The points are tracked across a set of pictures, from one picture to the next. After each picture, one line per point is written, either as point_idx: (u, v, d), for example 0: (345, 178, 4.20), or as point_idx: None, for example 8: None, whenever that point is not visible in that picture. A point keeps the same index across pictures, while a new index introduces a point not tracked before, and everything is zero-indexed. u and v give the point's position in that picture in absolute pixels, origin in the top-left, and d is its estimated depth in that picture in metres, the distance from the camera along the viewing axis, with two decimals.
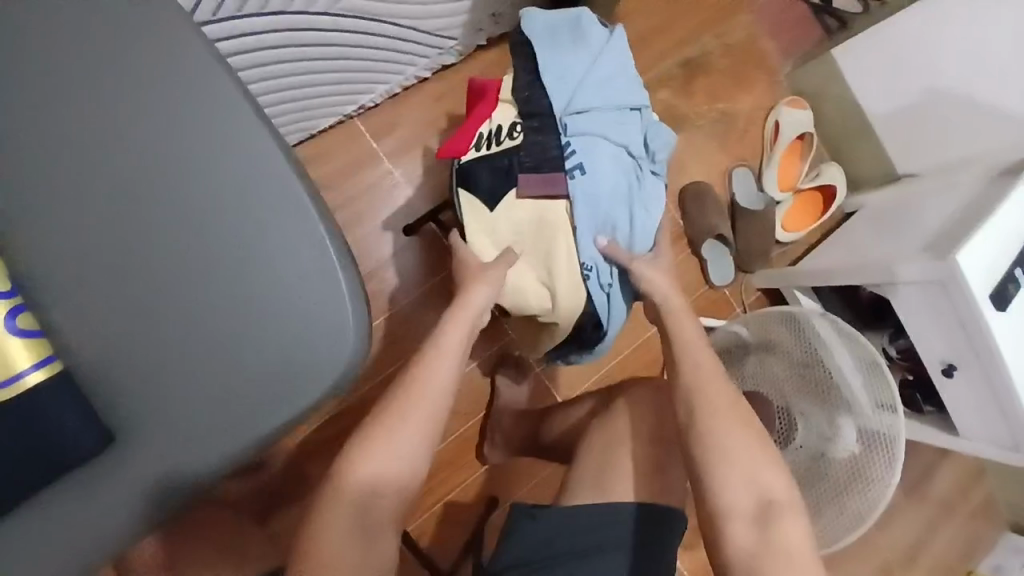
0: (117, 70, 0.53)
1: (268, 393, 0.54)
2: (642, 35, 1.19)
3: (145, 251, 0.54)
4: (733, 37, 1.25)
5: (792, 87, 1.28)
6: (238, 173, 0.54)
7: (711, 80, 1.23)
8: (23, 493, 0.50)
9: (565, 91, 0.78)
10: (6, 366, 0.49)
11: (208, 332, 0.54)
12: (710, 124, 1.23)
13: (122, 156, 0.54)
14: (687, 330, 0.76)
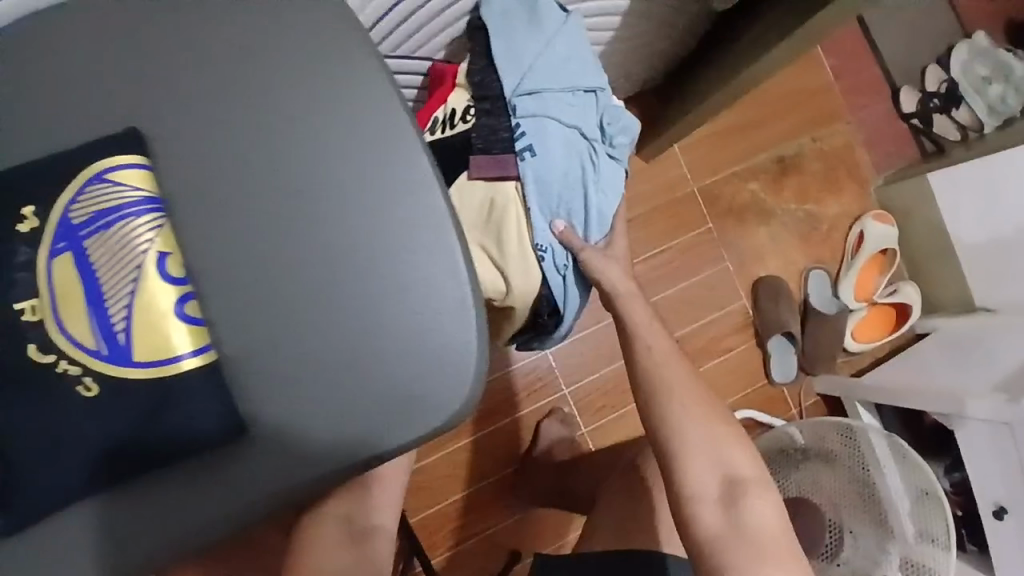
0: (263, 51, 0.49)
1: (373, 422, 0.47)
2: (738, 126, 1.19)
3: (269, 239, 0.47)
4: (830, 142, 1.23)
5: (881, 200, 1.26)
6: (378, 172, 0.48)
7: (801, 179, 1.23)
8: (129, 471, 0.45)
9: (516, 72, 0.69)
10: (165, 346, 0.45)
11: (318, 343, 0.47)
12: (793, 224, 1.23)
13: (268, 133, 0.48)
14: (637, 314, 0.74)
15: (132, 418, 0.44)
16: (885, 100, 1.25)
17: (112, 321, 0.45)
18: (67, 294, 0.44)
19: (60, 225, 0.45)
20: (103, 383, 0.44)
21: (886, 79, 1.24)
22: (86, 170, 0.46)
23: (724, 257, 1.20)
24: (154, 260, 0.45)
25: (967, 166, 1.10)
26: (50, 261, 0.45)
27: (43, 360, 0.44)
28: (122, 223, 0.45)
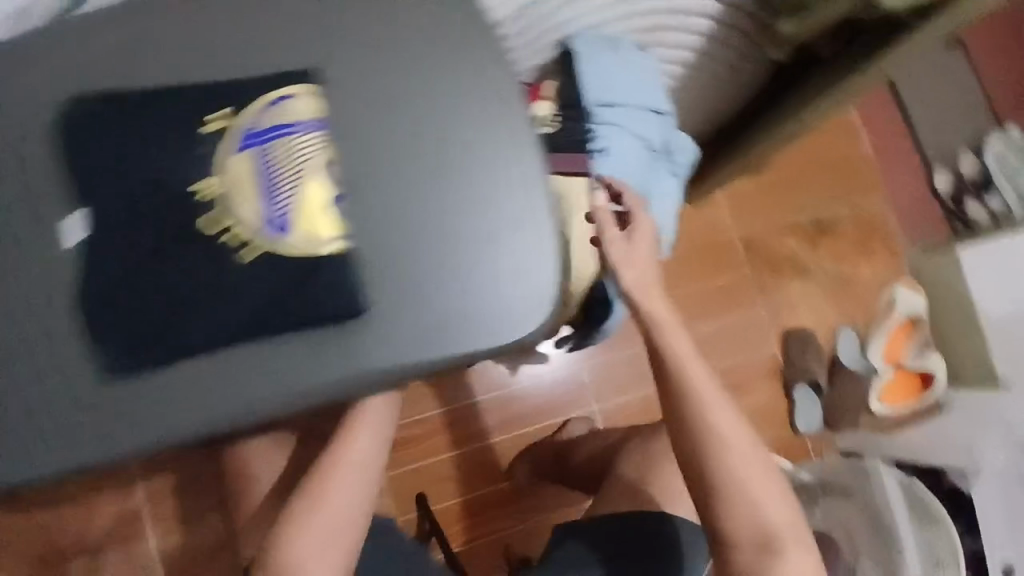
0: (399, 25, 0.60)
1: (460, 331, 0.58)
2: (782, 184, 1.29)
3: (395, 169, 0.58)
4: (865, 211, 1.32)
5: (912, 271, 1.32)
6: (489, 132, 0.60)
7: (835, 242, 1.31)
8: (266, 333, 0.56)
9: (599, 83, 0.81)
10: (316, 230, 0.56)
11: (426, 260, 0.58)
12: (827, 282, 1.31)
13: (400, 87, 0.60)
14: (677, 341, 0.66)
15: (275, 286, 0.56)
16: (918, 179, 1.35)
17: (277, 206, 0.56)
18: (243, 181, 0.56)
19: (243, 130, 0.57)
20: (262, 253, 0.56)
21: (921, 160, 1.35)
22: (268, 94, 0.58)
23: (757, 305, 1.28)
24: (316, 165, 0.57)
25: (996, 243, 1.15)
26: (232, 155, 0.56)
27: (216, 227, 0.56)
28: (291, 134, 0.57)
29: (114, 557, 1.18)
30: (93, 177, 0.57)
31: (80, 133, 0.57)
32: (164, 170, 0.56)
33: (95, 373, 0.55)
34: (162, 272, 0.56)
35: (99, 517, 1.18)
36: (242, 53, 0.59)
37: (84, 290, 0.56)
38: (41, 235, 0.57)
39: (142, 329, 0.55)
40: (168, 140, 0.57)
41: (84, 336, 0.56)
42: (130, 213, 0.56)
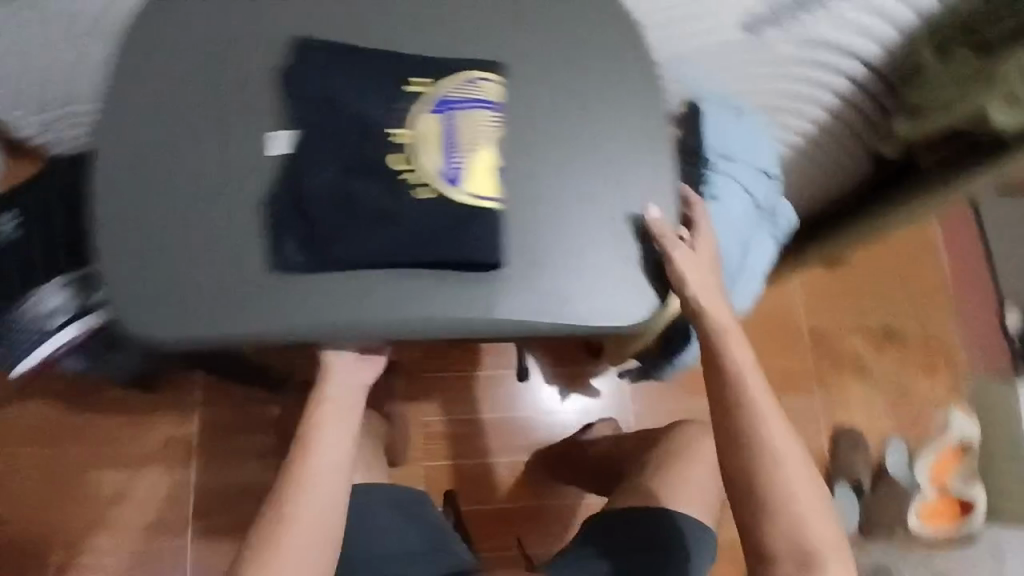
0: (569, 49, 0.74)
1: (581, 303, 0.70)
2: (857, 284, 1.31)
3: (555, 161, 0.72)
4: (935, 331, 1.32)
5: (969, 398, 1.31)
6: (637, 150, 0.74)
7: (902, 352, 1.31)
8: (422, 263, 0.68)
9: (721, 138, 0.91)
10: (483, 189, 0.69)
11: (565, 239, 0.71)
12: (886, 389, 1.30)
13: (565, 96, 0.73)
14: (741, 352, 0.72)
15: (432, 223, 0.68)
16: (994, 311, 1.35)
17: (457, 163, 0.69)
18: (429, 138, 0.69)
19: (437, 96, 0.70)
20: (436, 196, 0.69)
21: (997, 293, 1.34)
22: (463, 72, 0.71)
23: (813, 393, 1.28)
24: (491, 139, 0.70)
25: None
26: (425, 115, 0.69)
27: (401, 166, 0.69)
28: (478, 109, 0.70)
29: (152, 479, 1.24)
30: (304, 106, 0.70)
31: (303, 69, 0.70)
32: (364, 113, 0.69)
33: (267, 263, 0.68)
34: (342, 190, 0.68)
35: (150, 439, 1.25)
36: (441, 41, 0.73)
37: (276, 194, 0.69)
38: (253, 142, 0.70)
39: (312, 233, 0.67)
40: (372, 91, 0.70)
41: (265, 232, 0.68)
42: (329, 139, 0.69)
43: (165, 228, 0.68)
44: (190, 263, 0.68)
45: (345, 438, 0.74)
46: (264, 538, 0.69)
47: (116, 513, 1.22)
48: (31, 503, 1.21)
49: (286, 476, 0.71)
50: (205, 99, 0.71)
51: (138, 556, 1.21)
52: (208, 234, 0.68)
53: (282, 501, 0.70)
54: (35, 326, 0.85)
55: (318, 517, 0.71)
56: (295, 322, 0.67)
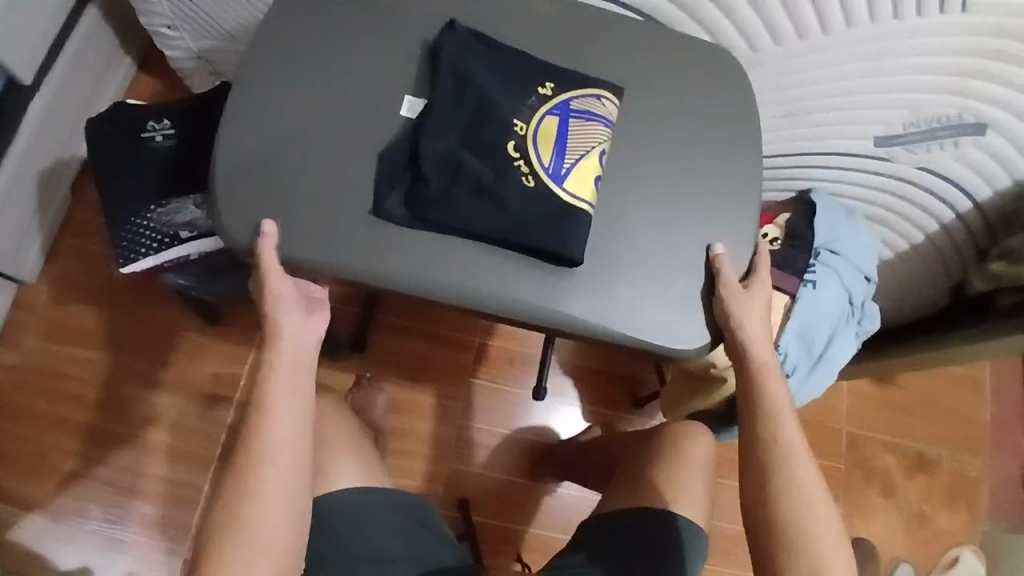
0: (693, 96, 0.79)
1: (655, 321, 0.73)
2: (897, 405, 1.37)
3: (653, 186, 0.76)
4: (963, 468, 1.36)
5: (984, 542, 1.33)
6: (726, 192, 0.78)
7: (930, 481, 1.34)
8: (515, 246, 0.70)
9: (832, 233, 0.96)
10: (580, 188, 0.72)
11: (646, 253, 0.75)
12: (908, 512, 1.33)
13: (680, 135, 0.78)
14: (776, 393, 0.74)
15: (533, 213, 0.70)
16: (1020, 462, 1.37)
17: (563, 161, 0.72)
18: (544, 135, 0.73)
19: (560, 102, 0.74)
20: (537, 184, 0.71)
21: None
22: (591, 88, 0.75)
23: (840, 499, 1.33)
24: (601, 150, 0.74)
25: None
26: (544, 115, 0.74)
27: (511, 154, 0.72)
28: (592, 119, 0.74)
29: (187, 409, 1.23)
30: (441, 81, 0.74)
31: (445, 48, 0.75)
32: (492, 98, 0.73)
33: (367, 207, 0.71)
34: (453, 159, 0.72)
35: (198, 371, 1.25)
36: (584, 59, 0.79)
37: (390, 148, 0.73)
38: (389, 102, 0.75)
39: (416, 189, 0.71)
40: (507, 83, 0.75)
41: (375, 178, 0.72)
42: (453, 114, 0.73)
43: (288, 152, 0.73)
44: (306, 191, 0.72)
45: (299, 414, 0.71)
46: (216, 537, 0.66)
47: (148, 434, 1.22)
48: (68, 400, 1.22)
49: (238, 464, 0.68)
50: (360, 52, 0.76)
51: (163, 482, 1.21)
52: (324, 168, 0.73)
53: (235, 495, 0.67)
54: (164, 232, 0.88)
55: (274, 505, 0.67)
56: (397, 273, 0.70)
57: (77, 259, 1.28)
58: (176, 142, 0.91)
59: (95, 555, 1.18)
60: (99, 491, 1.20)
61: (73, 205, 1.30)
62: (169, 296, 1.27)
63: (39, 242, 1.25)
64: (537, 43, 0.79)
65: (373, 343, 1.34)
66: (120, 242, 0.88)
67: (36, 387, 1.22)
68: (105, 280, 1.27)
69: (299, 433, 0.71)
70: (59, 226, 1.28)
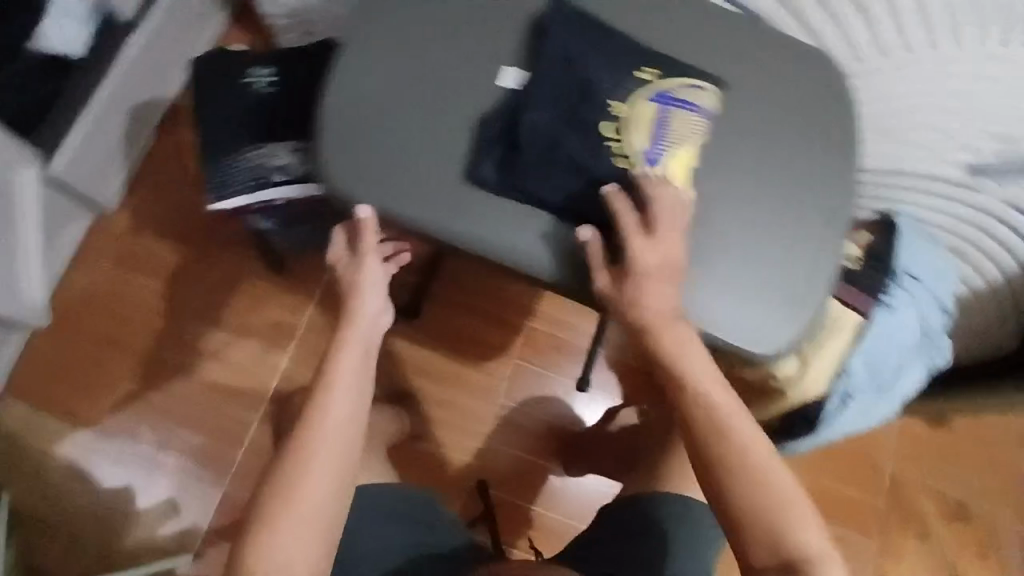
0: (800, 97, 0.76)
1: (732, 323, 0.72)
2: (944, 448, 1.34)
3: (748, 183, 0.73)
4: (1003, 522, 1.32)
5: None
6: (822, 198, 0.74)
7: (965, 530, 1.31)
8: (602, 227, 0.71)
9: (914, 257, 0.92)
10: (674, 178, 0.70)
11: (732, 250, 0.72)
12: (939, 558, 1.30)
13: (782, 133, 0.75)
14: (700, 366, 0.67)
15: (623, 194, 0.70)
16: None
17: (659, 148, 0.71)
18: (641, 121, 0.72)
19: (660, 88, 0.73)
20: (630, 168, 0.70)
21: None
22: (692, 77, 0.74)
23: (870, 532, 1.31)
24: (696, 142, 0.72)
25: None
26: (644, 101, 0.72)
27: (606, 135, 0.71)
28: (691, 110, 0.72)
29: (239, 351, 1.27)
30: (546, 56, 0.73)
31: (554, 21, 0.74)
32: (596, 78, 0.73)
33: (460, 171, 0.73)
34: (552, 132, 0.71)
35: (256, 317, 1.28)
36: (692, 50, 0.76)
37: (490, 115, 0.73)
38: (490, 71, 0.75)
39: (511, 157, 0.71)
40: (613, 65, 0.73)
41: (471, 143, 0.73)
42: (555, 87, 0.72)
43: (389, 108, 0.75)
44: (403, 146, 0.74)
45: (360, 394, 0.74)
46: (267, 505, 0.68)
47: (202, 369, 1.26)
48: (131, 328, 1.27)
49: (295, 438, 0.71)
50: (469, 20, 0.77)
51: (210, 418, 1.25)
52: (423, 127, 0.74)
53: (283, 471, 0.69)
54: (256, 175, 0.90)
55: (326, 478, 0.69)
56: (482, 239, 0.71)
57: (155, 192, 1.32)
58: (278, 89, 0.92)
59: (139, 476, 1.22)
60: (149, 417, 1.24)
61: (156, 141, 1.34)
62: (237, 240, 1.30)
63: (122, 172, 1.29)
64: (648, 28, 0.77)
65: (426, 312, 1.36)
66: (214, 179, 0.91)
67: (101, 310, 1.27)
68: (177, 217, 1.31)
69: (356, 413, 0.73)
70: (142, 159, 1.32)
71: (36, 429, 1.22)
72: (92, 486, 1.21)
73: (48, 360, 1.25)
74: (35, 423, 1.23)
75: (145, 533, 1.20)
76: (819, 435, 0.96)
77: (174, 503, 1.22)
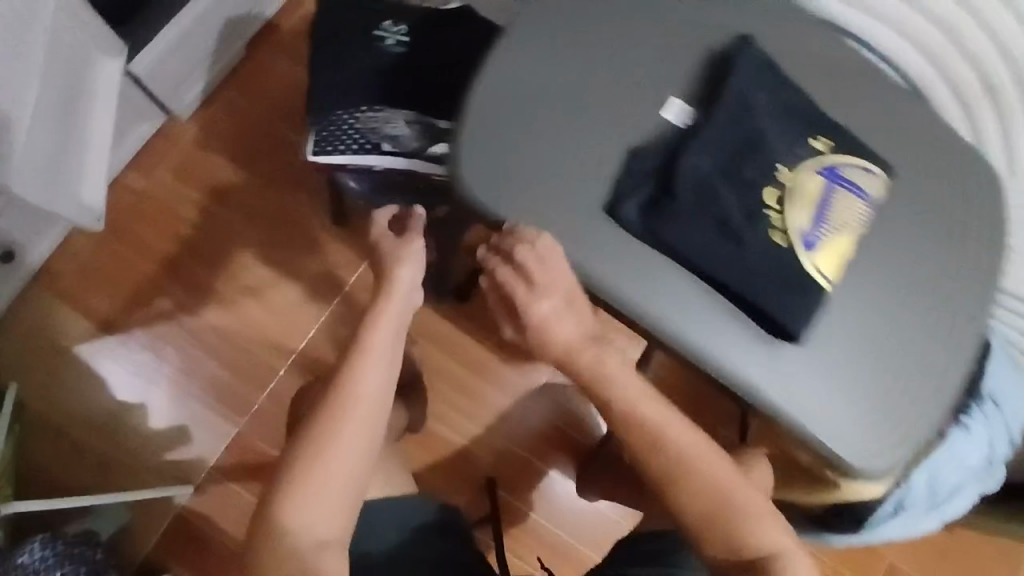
0: (958, 204, 0.73)
1: (842, 429, 0.66)
2: None
3: (890, 284, 0.69)
4: None
5: None
6: (960, 316, 0.71)
7: None
8: (737, 295, 0.66)
9: (999, 383, 0.90)
10: (829, 265, 0.67)
11: (857, 351, 0.68)
12: None
13: (934, 239, 0.71)
14: (622, 379, 0.65)
15: (770, 268, 0.65)
16: None
17: (820, 230, 0.67)
18: (806, 196, 0.68)
19: (830, 163, 0.69)
20: (785, 243, 0.66)
21: None
22: (863, 159, 0.70)
23: None
24: (857, 230, 0.68)
25: None
26: (811, 173, 0.68)
27: (765, 202, 0.67)
28: (857, 196, 0.69)
29: (284, 294, 1.23)
30: (723, 99, 0.68)
31: (737, 62, 0.69)
32: (768, 134, 0.68)
33: (601, 201, 0.68)
34: (710, 184, 0.66)
35: (307, 262, 1.24)
36: (861, 129, 0.73)
37: (645, 149, 0.69)
38: (654, 99, 0.70)
39: (660, 201, 0.66)
40: (785, 126, 0.69)
41: (618, 173, 0.69)
42: (725, 135, 0.67)
43: (541, 113, 0.69)
44: (546, 159, 0.69)
45: (387, 371, 0.73)
46: (290, 475, 0.66)
47: (241, 302, 1.22)
48: (176, 242, 1.22)
49: (321, 409, 0.70)
50: (643, 38, 0.72)
51: (240, 354, 1.21)
52: (572, 141, 0.69)
53: (306, 439, 0.68)
54: (366, 138, 0.85)
55: (348, 450, 0.68)
56: (605, 277, 0.66)
57: (230, 109, 1.26)
58: (410, 50, 0.87)
59: (155, 396, 1.18)
60: (177, 338, 1.20)
61: (243, 57, 1.27)
62: (303, 180, 1.25)
63: (203, 81, 1.22)
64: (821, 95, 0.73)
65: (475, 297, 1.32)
66: (319, 130, 0.86)
67: (150, 217, 1.22)
68: (249, 141, 1.25)
69: (384, 390, 0.72)
70: (225, 72, 1.26)
71: (61, 326, 1.18)
72: (107, 395, 1.17)
73: (87, 256, 1.20)
74: (62, 319, 1.18)
75: (151, 454, 1.17)
76: (857, 535, 0.95)
77: (186, 430, 1.18)
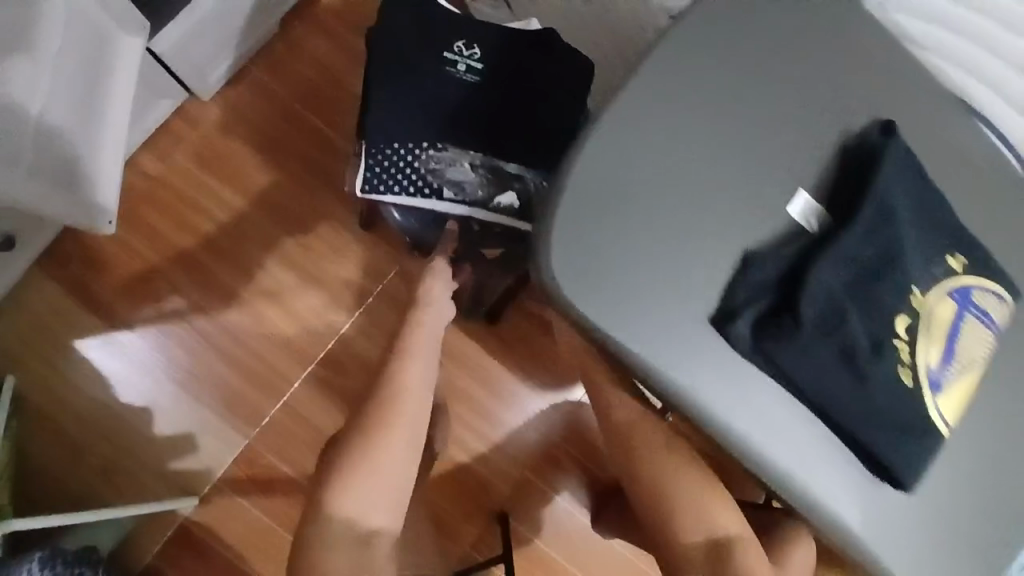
0: None
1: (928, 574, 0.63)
2: None
3: (988, 420, 0.66)
4: None
5: None
6: None
7: None
8: (849, 434, 0.60)
9: None
10: (950, 409, 0.62)
11: (951, 491, 0.65)
12: None
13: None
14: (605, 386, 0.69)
15: (893, 410, 0.59)
16: None
17: (946, 370, 0.61)
18: (937, 326, 0.61)
19: (964, 286, 0.63)
20: (913, 382, 0.60)
21: None
22: (993, 282, 0.64)
23: None
24: (979, 367, 0.63)
25: None
26: (946, 297, 0.62)
27: (897, 333, 0.60)
28: (984, 325, 0.63)
29: (303, 299, 1.14)
30: (863, 206, 0.60)
31: (879, 163, 0.61)
32: (907, 250, 0.60)
33: (708, 310, 0.60)
34: (842, 305, 0.58)
35: (333, 268, 1.15)
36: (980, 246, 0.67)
37: (765, 250, 0.61)
38: (772, 193, 0.62)
39: (781, 317, 0.58)
40: (920, 240, 0.62)
41: (732, 274, 0.60)
42: (863, 246, 0.59)
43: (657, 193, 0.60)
44: (656, 250, 0.59)
45: (432, 376, 0.70)
46: (345, 462, 0.60)
47: (259, 304, 1.13)
48: (193, 235, 1.13)
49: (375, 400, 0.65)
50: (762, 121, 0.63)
51: (254, 360, 1.13)
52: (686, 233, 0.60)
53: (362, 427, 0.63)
54: (428, 179, 0.76)
55: (403, 448, 0.63)
56: (714, 399, 0.58)
57: (260, 92, 1.15)
58: (487, 84, 0.79)
59: (161, 397, 1.11)
60: (188, 337, 1.12)
61: (278, 35, 1.16)
62: (336, 177, 1.15)
63: (230, 59, 1.10)
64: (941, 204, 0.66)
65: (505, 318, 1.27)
66: (373, 164, 0.76)
67: (166, 206, 1.13)
68: (279, 129, 1.15)
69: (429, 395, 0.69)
70: (257, 50, 1.15)
71: (64, 316, 1.10)
72: (111, 395, 1.10)
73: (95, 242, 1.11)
74: (66, 307, 1.10)
75: (155, 459, 1.10)
76: None
77: (192, 437, 1.11)
